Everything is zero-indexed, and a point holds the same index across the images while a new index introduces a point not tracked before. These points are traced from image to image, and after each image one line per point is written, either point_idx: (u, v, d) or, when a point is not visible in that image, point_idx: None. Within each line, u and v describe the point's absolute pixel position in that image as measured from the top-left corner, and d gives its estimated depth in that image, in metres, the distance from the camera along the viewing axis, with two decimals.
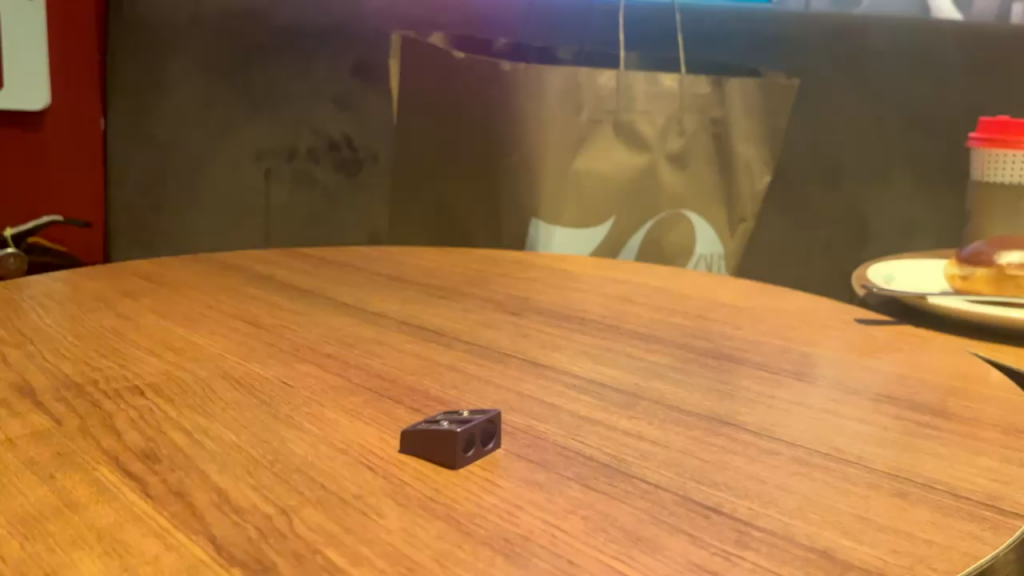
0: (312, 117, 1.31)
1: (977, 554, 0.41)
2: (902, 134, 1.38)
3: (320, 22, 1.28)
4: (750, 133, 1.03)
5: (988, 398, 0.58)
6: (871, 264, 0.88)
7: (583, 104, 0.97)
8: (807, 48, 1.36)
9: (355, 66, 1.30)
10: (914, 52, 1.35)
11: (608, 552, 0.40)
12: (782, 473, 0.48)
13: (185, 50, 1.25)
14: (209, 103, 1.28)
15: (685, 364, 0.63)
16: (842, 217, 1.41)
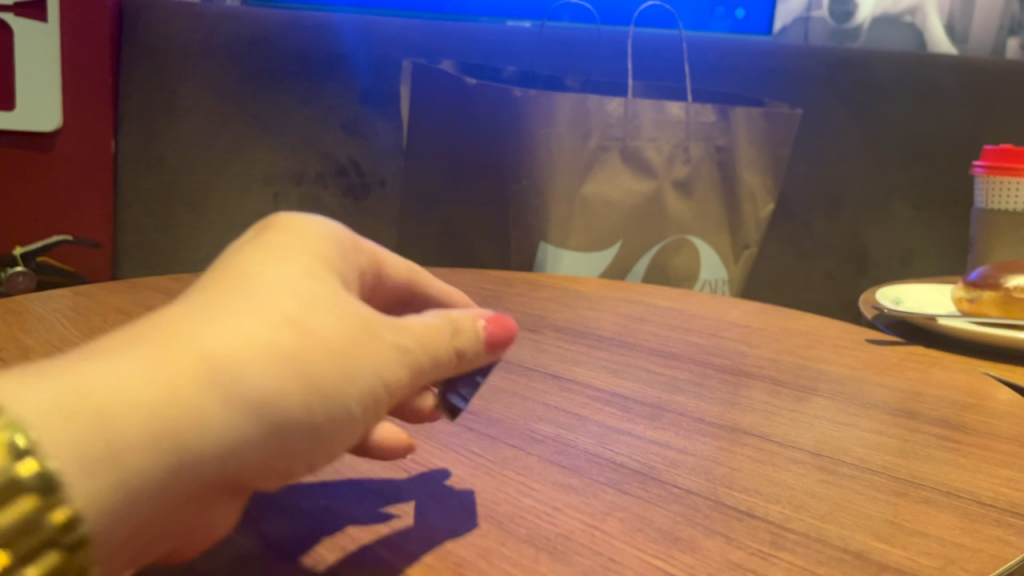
0: (322, 143, 1.34)
1: (1006, 557, 0.41)
2: (901, 164, 1.41)
3: (328, 50, 1.30)
4: (754, 162, 1.10)
5: (1000, 412, 0.60)
6: (880, 287, 0.91)
7: (592, 130, 1.03)
8: (810, 78, 1.38)
9: (365, 94, 1.34)
10: (914, 85, 1.38)
11: (648, 551, 0.40)
12: (809, 480, 0.49)
13: (198, 73, 1.25)
14: (218, 126, 1.28)
15: (703, 380, 0.64)
16: (841, 247, 1.42)
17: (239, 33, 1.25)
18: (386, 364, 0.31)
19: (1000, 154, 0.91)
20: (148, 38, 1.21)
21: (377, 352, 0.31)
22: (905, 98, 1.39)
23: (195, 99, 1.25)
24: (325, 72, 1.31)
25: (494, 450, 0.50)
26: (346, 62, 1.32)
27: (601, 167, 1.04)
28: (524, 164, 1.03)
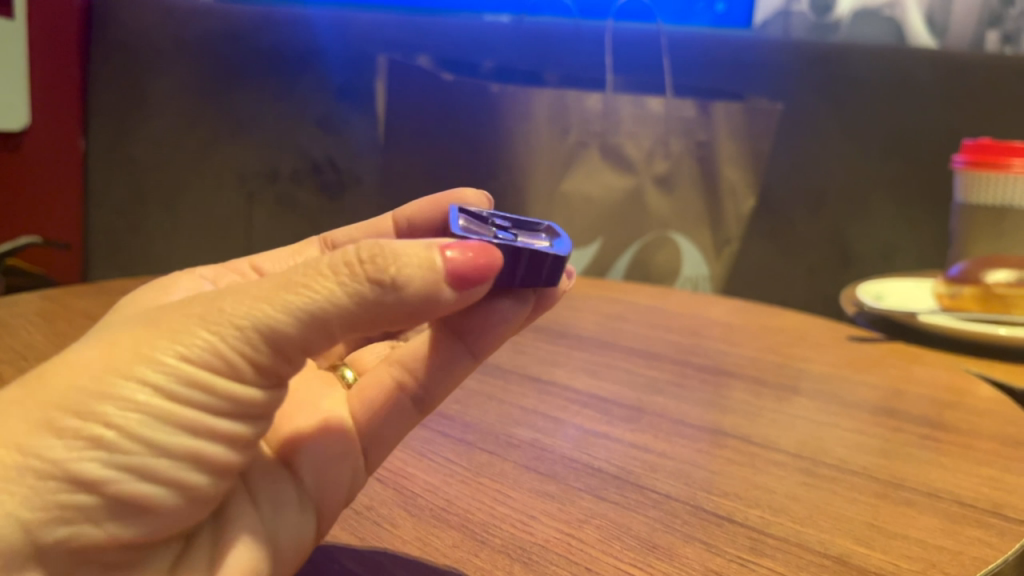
0: (297, 141, 1.27)
1: (987, 559, 0.41)
2: (883, 159, 1.17)
3: (302, 44, 1.24)
4: (737, 160, 1.09)
5: (984, 411, 0.59)
6: (861, 284, 0.90)
7: (571, 125, 1.04)
8: (789, 75, 1.20)
9: (340, 89, 1.26)
10: (893, 77, 1.15)
11: (625, 559, 0.39)
12: (790, 482, 0.48)
13: (168, 72, 1.22)
14: (190, 125, 1.24)
15: (683, 380, 0.64)
16: (824, 243, 1.22)
17: (210, 31, 1.22)
18: (156, 368, 0.26)
19: (978, 149, 0.86)
20: (115, 40, 1.20)
21: (149, 355, 0.26)
22: (884, 91, 1.15)
23: (164, 96, 1.22)
24: (296, 69, 1.24)
25: (470, 456, 0.49)
26: (325, 56, 1.25)
27: (581, 164, 1.05)
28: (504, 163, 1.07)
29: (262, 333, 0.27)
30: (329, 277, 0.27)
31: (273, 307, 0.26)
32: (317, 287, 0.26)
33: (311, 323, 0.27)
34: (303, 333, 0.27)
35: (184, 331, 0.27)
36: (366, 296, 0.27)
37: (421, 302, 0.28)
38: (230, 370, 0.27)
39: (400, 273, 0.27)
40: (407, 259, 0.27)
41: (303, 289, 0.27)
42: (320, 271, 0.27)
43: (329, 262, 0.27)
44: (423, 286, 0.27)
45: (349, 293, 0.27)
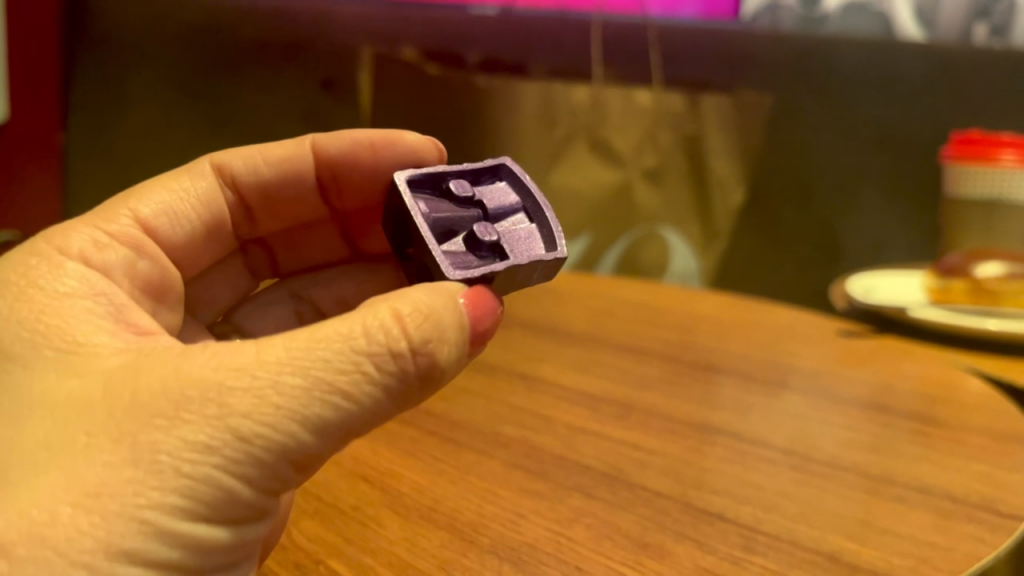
0: (277, 134, 1.19)
1: (979, 555, 0.40)
2: (873, 152, 1.16)
3: (285, 33, 1.16)
4: (723, 148, 1.20)
5: (973, 404, 0.59)
6: (849, 277, 0.90)
7: (558, 121, 1.16)
8: (773, 72, 1.17)
9: (322, 83, 1.18)
10: (880, 73, 1.13)
11: (616, 558, 0.39)
12: (781, 479, 0.48)
13: (150, 62, 1.12)
14: (170, 123, 1.15)
15: (672, 377, 0.63)
16: (812, 234, 1.20)
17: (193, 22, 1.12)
18: (160, 495, 0.28)
19: (965, 142, 0.87)
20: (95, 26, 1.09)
21: (153, 484, 0.28)
22: (871, 84, 1.14)
23: (146, 88, 1.14)
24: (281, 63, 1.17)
25: (457, 455, 0.48)
26: (301, 49, 1.17)
27: (566, 160, 1.18)
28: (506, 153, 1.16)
29: (280, 449, 0.29)
30: (364, 381, 0.30)
31: (301, 427, 0.29)
32: (346, 395, 0.29)
33: (335, 433, 0.30)
34: (319, 442, 0.30)
35: (187, 458, 0.28)
36: (400, 394, 0.31)
37: (451, 377, 0.33)
38: (238, 482, 0.29)
39: (444, 359, 0.32)
40: (444, 346, 0.31)
41: (329, 398, 0.29)
42: (353, 371, 0.29)
43: (370, 355, 0.30)
44: (460, 362, 0.33)
45: (386, 387, 0.30)
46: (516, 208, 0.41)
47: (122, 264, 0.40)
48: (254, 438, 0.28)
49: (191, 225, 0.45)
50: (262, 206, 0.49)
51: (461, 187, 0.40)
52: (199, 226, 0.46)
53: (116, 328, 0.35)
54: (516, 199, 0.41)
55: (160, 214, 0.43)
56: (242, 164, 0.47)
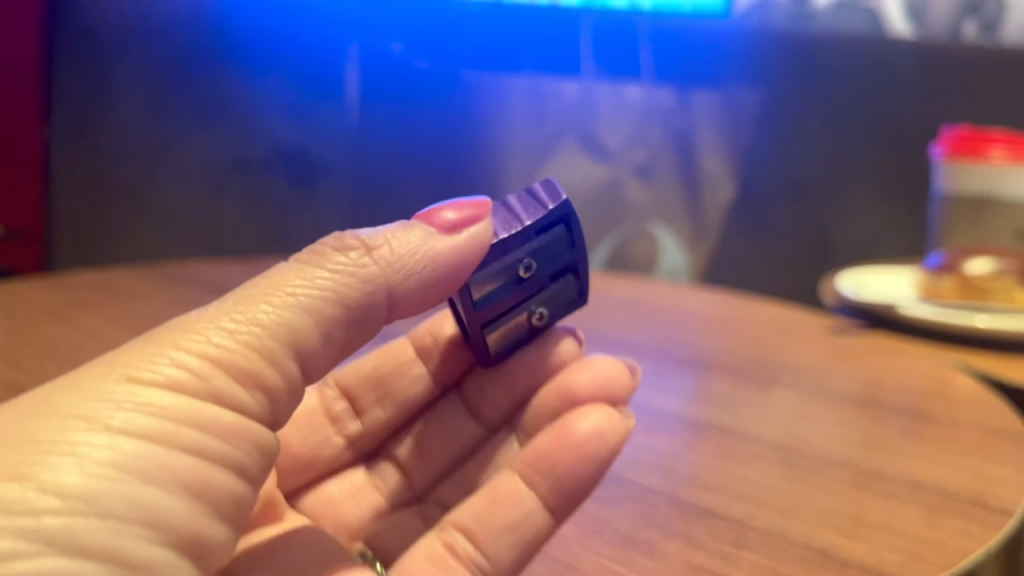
0: (264, 126, 1.15)
1: (969, 549, 0.40)
2: (862, 150, 1.17)
3: (270, 28, 1.12)
4: (715, 147, 1.23)
5: (964, 399, 0.59)
6: (840, 273, 0.91)
7: (550, 115, 1.21)
8: (769, 66, 1.16)
9: (307, 81, 1.15)
10: (871, 68, 1.14)
11: (606, 554, 0.38)
12: (771, 474, 0.47)
13: (136, 57, 1.09)
14: (155, 117, 1.12)
15: (663, 371, 0.63)
16: (802, 231, 1.20)
17: (179, 17, 1.09)
18: (123, 412, 0.27)
19: (959, 139, 0.87)
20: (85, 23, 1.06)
21: (111, 403, 0.27)
22: (865, 80, 1.14)
23: (131, 84, 1.09)
24: (268, 57, 1.13)
25: None
26: (292, 45, 1.13)
27: (558, 156, 1.23)
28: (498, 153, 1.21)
29: (270, 334, 0.29)
30: (317, 267, 0.30)
31: (279, 306, 0.29)
32: (306, 277, 0.30)
33: (322, 314, 0.30)
34: (311, 329, 0.30)
35: (159, 357, 0.28)
36: (372, 272, 0.31)
37: (427, 263, 0.32)
38: (235, 383, 0.28)
39: (393, 243, 0.32)
40: (392, 236, 0.32)
41: (292, 281, 0.30)
42: (304, 261, 0.31)
43: (312, 250, 0.31)
44: (424, 242, 0.32)
45: (361, 269, 0.31)
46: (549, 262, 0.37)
47: None
48: (240, 329, 0.29)
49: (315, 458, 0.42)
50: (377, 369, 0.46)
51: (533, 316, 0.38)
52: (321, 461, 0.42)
53: None
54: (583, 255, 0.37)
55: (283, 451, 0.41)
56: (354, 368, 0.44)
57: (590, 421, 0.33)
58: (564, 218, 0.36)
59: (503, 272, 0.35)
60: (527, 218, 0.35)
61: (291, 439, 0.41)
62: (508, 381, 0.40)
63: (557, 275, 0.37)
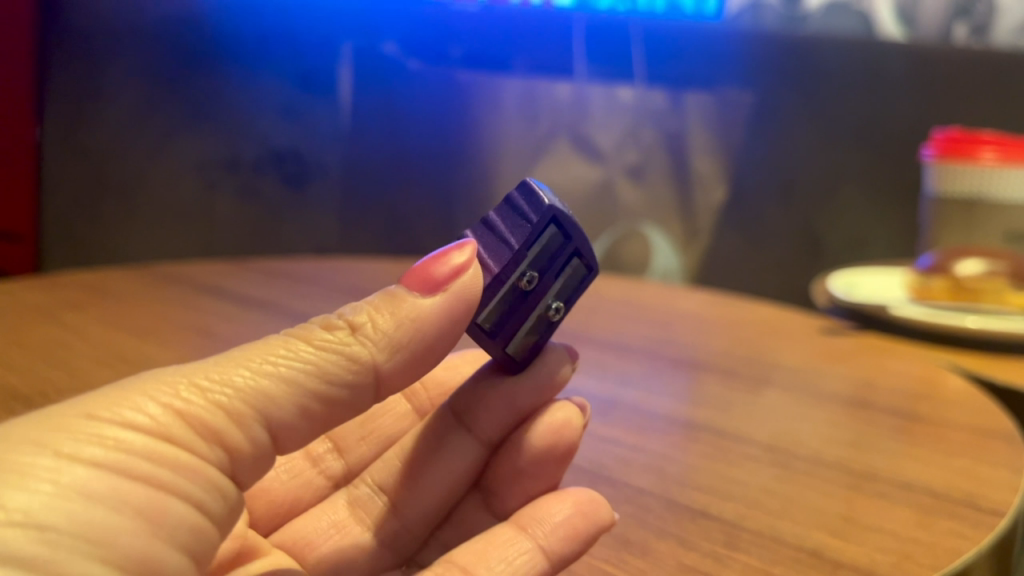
0: (254, 127, 1.15)
1: (961, 550, 0.40)
2: (852, 150, 1.17)
3: (260, 27, 1.11)
4: (708, 150, 1.21)
5: (954, 400, 0.59)
6: (831, 274, 0.91)
7: (542, 115, 1.19)
8: (762, 66, 1.16)
9: (299, 78, 1.15)
10: (863, 69, 1.14)
11: (598, 556, 0.39)
12: (762, 475, 0.47)
13: (125, 55, 1.07)
14: (145, 117, 1.10)
15: (654, 372, 0.63)
16: (790, 231, 1.21)
17: (168, 16, 1.07)
18: (80, 444, 0.24)
19: (947, 142, 0.88)
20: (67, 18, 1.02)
21: (70, 438, 0.24)
22: (856, 81, 1.15)
23: (122, 83, 1.07)
24: (259, 58, 1.12)
25: None
26: (281, 44, 1.12)
27: (549, 155, 1.21)
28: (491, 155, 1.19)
29: (241, 401, 0.26)
30: (297, 339, 0.28)
31: (254, 373, 0.27)
32: (286, 347, 0.27)
33: (303, 388, 0.27)
34: (292, 397, 0.27)
35: (128, 396, 0.26)
36: (359, 353, 0.28)
37: (418, 334, 0.29)
38: (200, 439, 0.26)
39: (385, 320, 0.29)
40: (376, 308, 0.29)
41: (270, 351, 0.27)
42: (286, 337, 0.28)
43: (301, 327, 0.29)
44: (415, 314, 0.29)
45: (347, 348, 0.28)
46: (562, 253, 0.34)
47: None
48: (211, 390, 0.26)
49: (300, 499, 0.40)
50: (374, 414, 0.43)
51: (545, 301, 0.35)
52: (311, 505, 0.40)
53: None
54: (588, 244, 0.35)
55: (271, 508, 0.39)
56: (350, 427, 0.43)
57: (558, 510, 0.34)
58: (552, 217, 0.33)
59: (510, 295, 0.33)
60: (516, 240, 0.32)
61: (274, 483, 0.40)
62: (515, 398, 0.36)
63: (562, 268, 0.34)
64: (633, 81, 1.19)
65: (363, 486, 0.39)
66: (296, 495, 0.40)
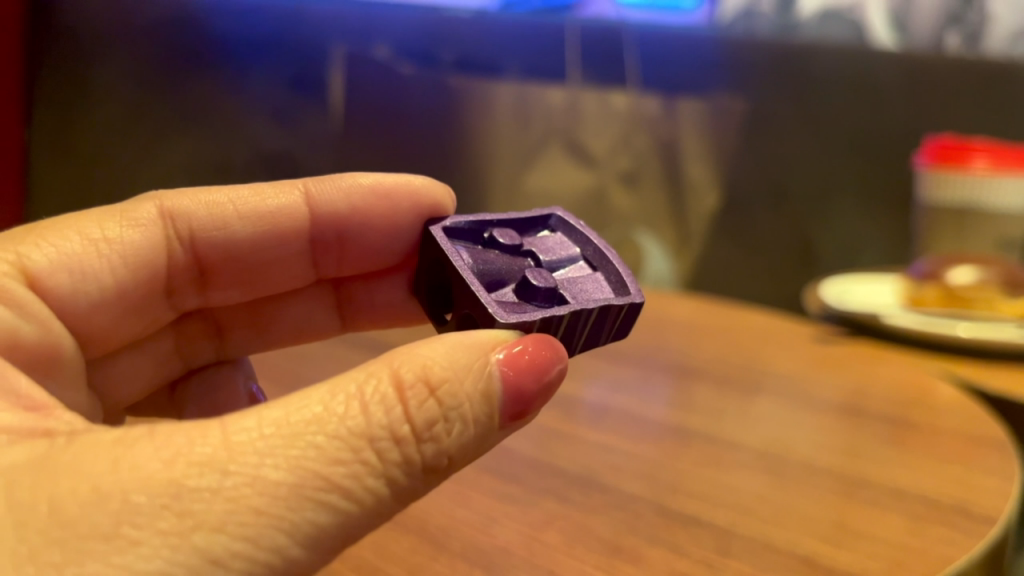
0: (247, 129, 1.09)
1: (953, 558, 0.40)
2: (848, 159, 1.16)
3: (253, 32, 1.05)
4: (699, 154, 1.24)
5: (946, 408, 0.59)
6: (827, 279, 0.92)
7: (534, 120, 1.22)
8: (754, 74, 1.16)
9: (294, 81, 1.09)
10: (849, 73, 1.13)
11: (590, 563, 0.39)
12: (755, 482, 0.47)
13: (116, 56, 0.98)
14: (138, 118, 1.01)
15: (646, 378, 0.63)
16: (786, 243, 1.21)
17: (159, 19, 0.99)
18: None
19: (942, 150, 0.87)
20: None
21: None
22: (849, 90, 1.13)
23: (113, 82, 0.98)
24: (256, 58, 1.06)
25: None
26: (275, 46, 1.06)
27: (542, 162, 1.26)
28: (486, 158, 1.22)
29: (304, 546, 0.28)
30: (373, 474, 0.29)
31: (316, 522, 0.28)
32: (364, 486, 0.29)
33: (351, 531, 0.29)
34: (311, 554, 0.28)
35: (189, 535, 0.26)
36: (416, 486, 0.31)
37: (471, 459, 0.33)
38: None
39: (453, 448, 0.31)
40: (457, 424, 0.31)
41: (312, 511, 0.28)
42: (340, 463, 0.28)
43: (387, 426, 0.30)
44: (484, 438, 0.32)
45: (413, 478, 0.30)
46: (569, 266, 0.42)
47: (144, 219, 0.48)
48: (279, 541, 0.27)
49: (104, 280, 0.46)
50: (259, 258, 0.52)
51: (506, 237, 0.42)
52: (114, 285, 0.47)
53: (8, 406, 0.33)
54: (575, 247, 0.44)
55: (58, 267, 0.44)
56: (202, 214, 0.49)
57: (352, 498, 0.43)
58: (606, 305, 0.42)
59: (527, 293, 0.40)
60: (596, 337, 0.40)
61: (161, 274, 0.49)
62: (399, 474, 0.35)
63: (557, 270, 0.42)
64: (625, 88, 1.22)
65: (201, 250, 0.50)
66: (165, 268, 0.49)
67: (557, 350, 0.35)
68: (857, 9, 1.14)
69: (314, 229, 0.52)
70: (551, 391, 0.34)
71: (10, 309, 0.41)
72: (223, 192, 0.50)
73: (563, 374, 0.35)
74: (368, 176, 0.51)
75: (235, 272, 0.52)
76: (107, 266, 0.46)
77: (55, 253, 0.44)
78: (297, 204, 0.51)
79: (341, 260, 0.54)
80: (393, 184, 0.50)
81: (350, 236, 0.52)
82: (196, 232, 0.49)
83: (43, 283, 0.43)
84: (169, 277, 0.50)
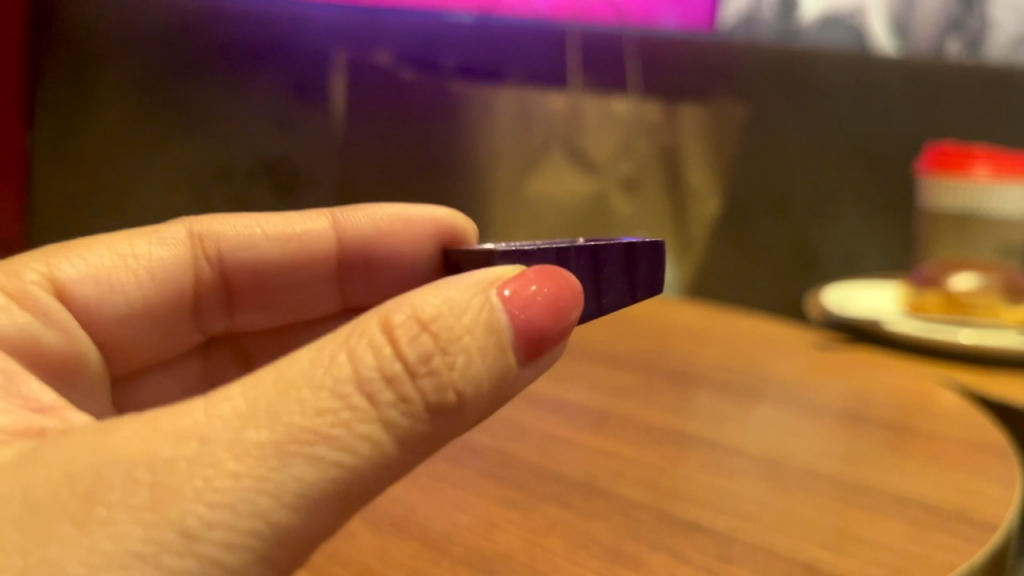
0: (246, 136, 0.98)
1: (952, 564, 0.40)
2: (845, 163, 1.20)
3: (251, 36, 0.95)
4: (700, 164, 1.23)
5: (946, 414, 0.59)
6: (827, 285, 0.92)
7: (534, 127, 1.17)
8: (750, 79, 1.18)
9: (297, 86, 1.00)
10: (847, 78, 1.17)
11: (587, 565, 0.39)
12: (755, 487, 0.47)
13: (117, 59, 0.88)
14: (139, 122, 0.91)
15: (646, 384, 0.63)
16: (786, 246, 1.24)
17: (165, 22, 0.89)
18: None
19: (940, 156, 0.88)
20: None
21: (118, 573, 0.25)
22: (846, 94, 1.17)
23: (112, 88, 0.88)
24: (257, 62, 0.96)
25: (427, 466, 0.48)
26: (275, 53, 0.97)
27: (543, 169, 1.21)
28: (473, 161, 1.16)
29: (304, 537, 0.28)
30: (369, 411, 0.29)
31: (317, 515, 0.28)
32: (358, 426, 0.29)
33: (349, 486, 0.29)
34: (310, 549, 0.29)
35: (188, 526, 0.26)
36: (426, 422, 0.30)
37: (491, 400, 0.32)
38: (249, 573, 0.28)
39: (462, 379, 0.31)
40: (462, 357, 0.31)
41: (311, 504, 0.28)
42: (328, 408, 0.29)
43: (382, 368, 0.30)
44: (498, 374, 0.32)
45: (419, 414, 0.30)
46: None
47: (171, 239, 0.50)
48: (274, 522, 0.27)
49: (130, 293, 0.49)
50: (282, 278, 0.54)
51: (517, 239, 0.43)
52: (139, 297, 0.49)
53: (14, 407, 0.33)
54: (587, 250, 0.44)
55: (85, 278, 0.47)
56: (230, 236, 0.52)
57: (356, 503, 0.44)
58: None
59: None
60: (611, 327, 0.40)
61: (187, 292, 0.52)
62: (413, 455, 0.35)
63: None
64: (626, 93, 1.18)
65: (225, 269, 0.52)
66: (191, 286, 0.52)
67: (563, 279, 0.34)
68: (857, 15, 1.18)
69: (342, 255, 0.54)
70: (564, 319, 0.33)
71: (35, 316, 0.44)
72: (256, 220, 0.53)
73: (572, 307, 0.34)
74: (393, 208, 0.54)
75: (260, 293, 0.54)
76: (132, 278, 0.49)
77: (82, 266, 0.47)
78: (323, 229, 0.53)
79: (367, 285, 0.55)
80: (417, 213, 0.53)
81: (374, 263, 0.54)
82: (221, 252, 0.52)
83: (70, 291, 0.46)
84: (194, 294, 0.53)
